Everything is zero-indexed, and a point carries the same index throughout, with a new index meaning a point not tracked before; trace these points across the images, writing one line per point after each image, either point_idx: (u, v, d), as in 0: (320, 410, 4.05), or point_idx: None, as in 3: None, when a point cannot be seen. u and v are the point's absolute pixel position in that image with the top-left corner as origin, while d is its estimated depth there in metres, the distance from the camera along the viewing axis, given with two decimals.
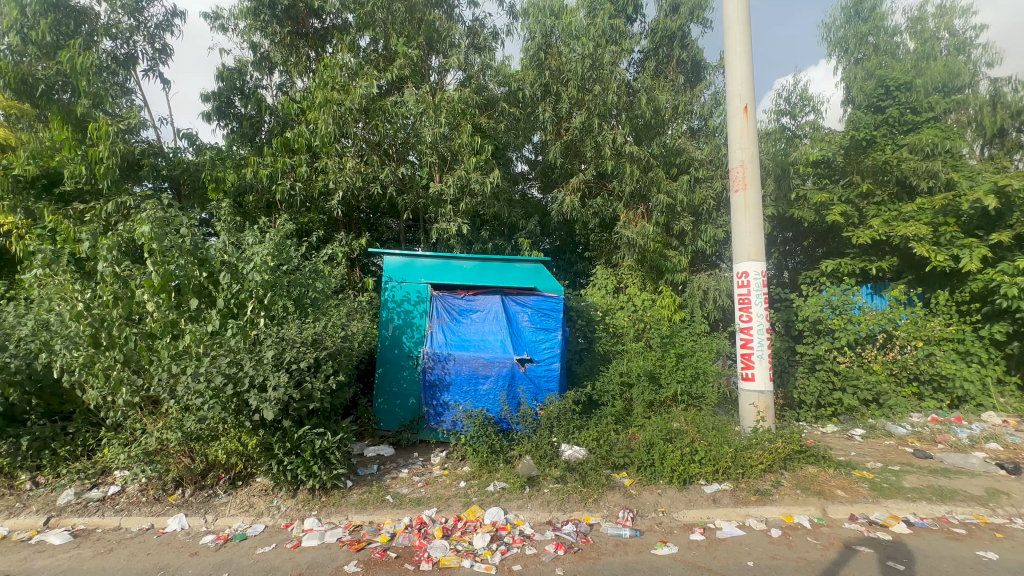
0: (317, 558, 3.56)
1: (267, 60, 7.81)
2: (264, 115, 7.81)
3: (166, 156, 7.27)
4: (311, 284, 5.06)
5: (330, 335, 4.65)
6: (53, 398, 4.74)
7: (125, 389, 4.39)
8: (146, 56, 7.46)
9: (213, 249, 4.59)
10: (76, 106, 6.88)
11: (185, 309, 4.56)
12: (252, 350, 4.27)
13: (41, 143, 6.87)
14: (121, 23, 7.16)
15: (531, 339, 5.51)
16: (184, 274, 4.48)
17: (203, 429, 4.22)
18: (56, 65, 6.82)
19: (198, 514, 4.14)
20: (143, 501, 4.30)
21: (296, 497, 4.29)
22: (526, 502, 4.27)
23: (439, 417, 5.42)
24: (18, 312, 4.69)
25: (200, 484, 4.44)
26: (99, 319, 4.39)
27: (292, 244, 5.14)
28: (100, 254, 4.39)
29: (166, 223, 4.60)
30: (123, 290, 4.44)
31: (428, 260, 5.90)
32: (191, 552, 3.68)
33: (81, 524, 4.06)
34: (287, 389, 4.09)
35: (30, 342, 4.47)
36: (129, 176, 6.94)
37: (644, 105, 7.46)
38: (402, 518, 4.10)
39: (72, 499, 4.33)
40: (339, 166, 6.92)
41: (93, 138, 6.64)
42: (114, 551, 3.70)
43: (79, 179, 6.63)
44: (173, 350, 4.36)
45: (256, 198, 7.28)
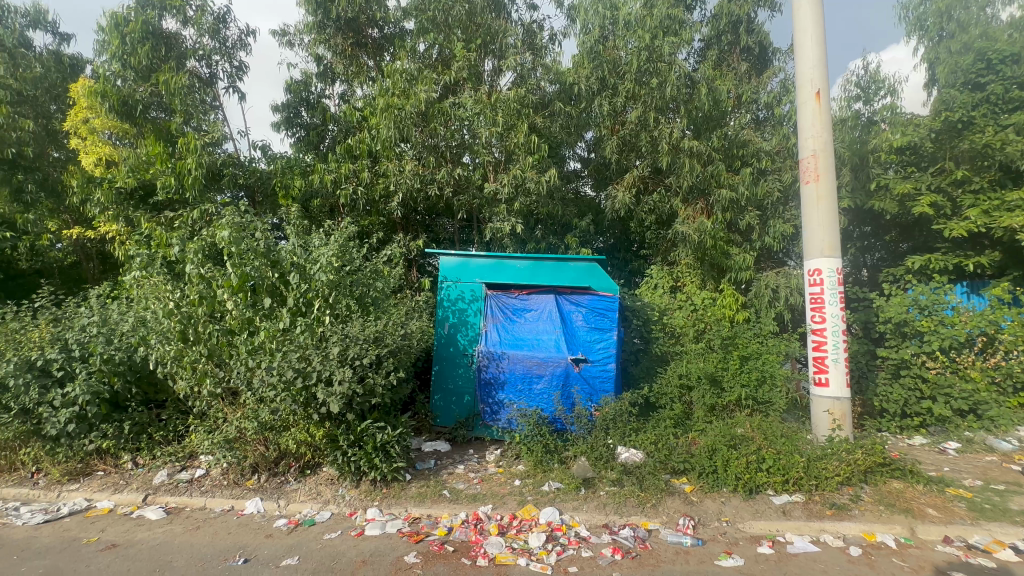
0: (379, 547, 3.70)
1: (330, 70, 8.19)
2: (327, 123, 8.24)
3: (243, 166, 7.85)
4: (372, 283, 5.29)
5: (390, 333, 4.83)
6: (150, 387, 5.26)
7: (209, 381, 4.77)
8: (227, 74, 8.09)
9: (284, 251, 4.90)
10: (169, 123, 7.60)
11: (260, 307, 4.87)
12: (319, 346, 4.51)
13: (139, 157, 7.65)
14: (205, 45, 7.80)
15: (585, 338, 5.44)
16: (259, 275, 4.80)
17: (276, 419, 4.50)
18: (152, 87, 7.56)
19: (272, 499, 4.44)
20: (225, 485, 4.67)
21: (359, 488, 4.48)
22: (581, 504, 4.22)
23: (494, 415, 5.49)
24: (121, 310, 5.24)
25: (274, 471, 4.76)
26: (187, 317, 4.81)
27: (355, 246, 5.39)
28: (188, 257, 4.81)
29: (243, 228, 4.97)
30: (207, 290, 4.82)
31: (482, 260, 5.97)
32: (266, 534, 3.94)
33: (173, 503, 4.47)
34: (351, 383, 4.29)
35: (131, 337, 5.00)
36: (212, 185, 7.56)
37: (704, 97, 7.16)
38: (458, 513, 4.18)
39: (166, 479, 4.78)
40: (399, 169, 7.17)
41: (182, 152, 7.30)
42: (201, 528, 4.04)
43: (170, 189, 7.32)
44: (250, 346, 4.68)
45: (321, 203, 7.69)
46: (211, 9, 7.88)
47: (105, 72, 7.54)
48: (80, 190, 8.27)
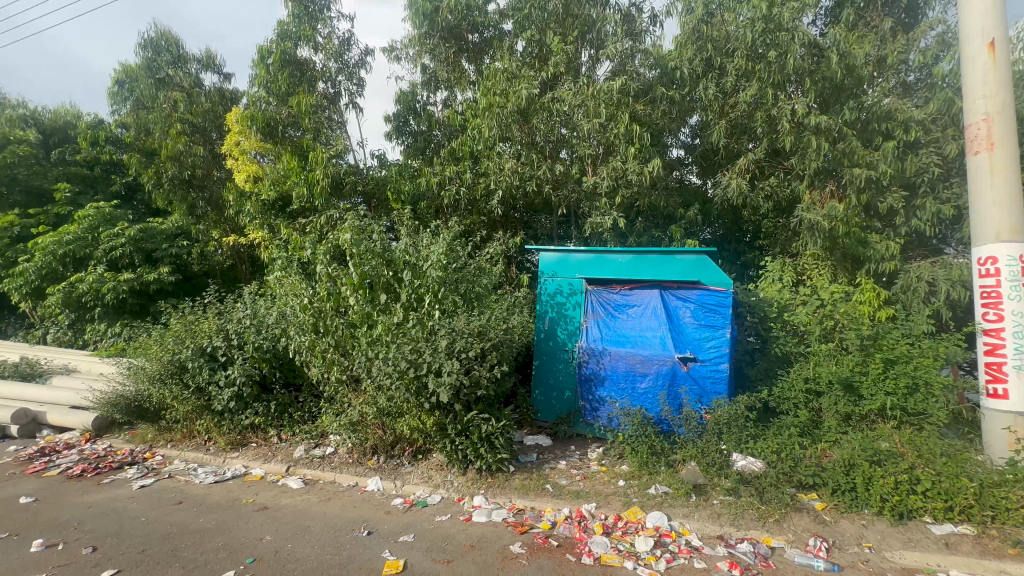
0: (486, 533, 3.84)
1: (434, 79, 8.67)
2: (433, 129, 8.74)
3: (362, 174, 8.64)
4: (476, 280, 5.52)
5: (494, 327, 5.01)
6: (290, 372, 6.01)
7: (336, 368, 5.31)
8: (348, 92, 8.94)
9: (397, 251, 5.32)
10: (302, 140, 8.61)
11: (376, 303, 5.29)
12: (429, 339, 4.80)
13: (279, 172, 8.78)
14: (331, 67, 8.67)
15: (694, 336, 5.13)
16: (376, 273, 5.25)
17: (392, 406, 4.87)
18: (289, 110, 8.62)
19: (390, 479, 4.83)
20: (351, 462, 5.19)
21: (466, 476, 4.68)
22: (692, 511, 3.98)
23: (596, 413, 5.41)
24: (267, 305, 6.05)
25: (391, 453, 5.17)
26: (318, 311, 5.38)
27: (460, 244, 5.65)
28: (318, 258, 5.40)
29: (362, 231, 5.46)
30: (333, 287, 5.36)
31: (582, 254, 5.83)
32: (385, 511, 4.30)
33: (309, 475, 5.07)
34: (458, 375, 4.50)
35: (275, 328, 5.75)
36: (337, 193, 8.43)
37: (834, 65, 6.32)
38: (562, 508, 4.18)
39: (303, 454, 5.43)
40: (498, 167, 7.35)
41: (312, 164, 8.21)
42: (332, 499, 4.54)
43: (304, 199, 8.31)
44: (369, 337, 5.11)
45: (426, 205, 8.16)
46: (336, 35, 8.75)
47: (255, 100, 8.78)
48: (236, 203, 9.74)
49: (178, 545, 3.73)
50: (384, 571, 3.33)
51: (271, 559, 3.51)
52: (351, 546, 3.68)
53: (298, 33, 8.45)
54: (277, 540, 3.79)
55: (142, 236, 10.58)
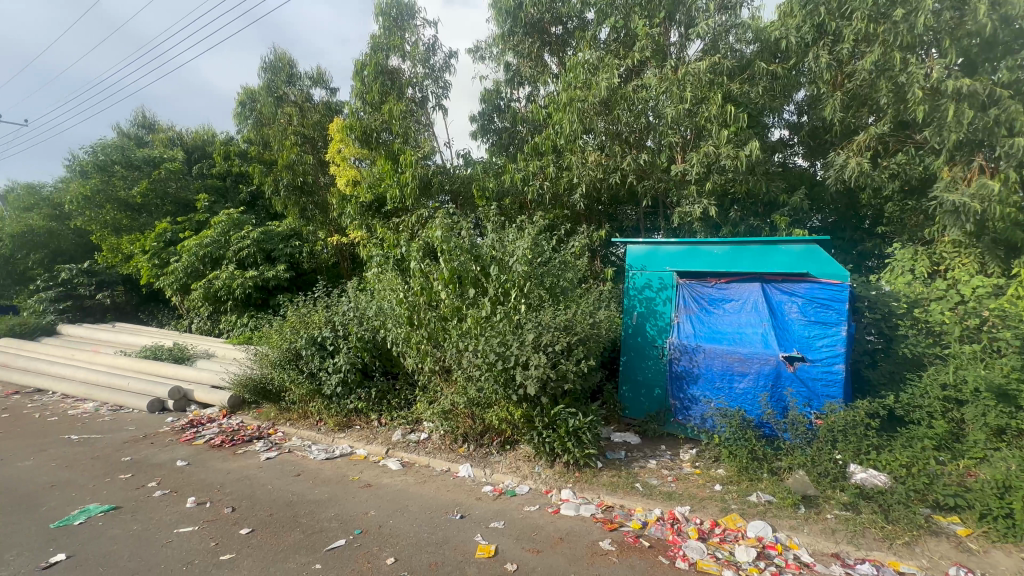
0: (575, 528, 3.84)
1: (517, 75, 8.74)
2: (517, 125, 8.83)
3: (448, 174, 8.99)
4: (561, 274, 5.52)
5: (580, 321, 4.98)
6: (388, 361, 6.45)
7: (430, 359, 5.59)
8: (435, 95, 9.30)
9: (485, 246, 5.47)
10: (394, 144, 9.14)
11: (466, 297, 5.48)
12: (515, 333, 4.89)
13: (374, 176, 9.42)
14: (419, 73, 9.08)
15: (802, 334, 4.69)
16: (465, 268, 5.43)
17: (481, 397, 5.02)
18: (382, 117, 9.19)
19: (479, 466, 5.01)
20: (443, 448, 5.45)
21: (554, 468, 4.72)
22: (801, 524, 3.65)
23: (688, 412, 5.17)
24: (367, 299, 6.53)
25: (480, 442, 5.35)
26: (412, 304, 5.69)
27: (545, 239, 5.67)
28: (412, 255, 5.72)
29: (451, 228, 5.68)
30: (426, 282, 5.63)
31: (673, 246, 5.56)
32: (476, 497, 4.47)
33: (406, 458, 5.41)
34: (545, 368, 4.54)
35: (375, 320, 6.19)
36: (426, 193, 8.85)
37: (982, 15, 5.36)
38: (653, 509, 4.05)
39: (401, 438, 5.81)
40: (582, 161, 7.24)
41: (404, 166, 8.69)
42: (427, 482, 4.82)
43: (396, 199, 8.84)
44: (460, 330, 5.31)
45: (510, 201, 8.29)
46: (423, 41, 9.15)
47: (353, 110, 9.48)
48: (339, 206, 10.63)
49: (298, 512, 4.19)
50: (477, 554, 3.47)
51: (375, 532, 3.81)
52: (446, 527, 3.88)
53: (389, 43, 8.95)
54: (380, 515, 4.10)
55: (264, 238, 12.09)
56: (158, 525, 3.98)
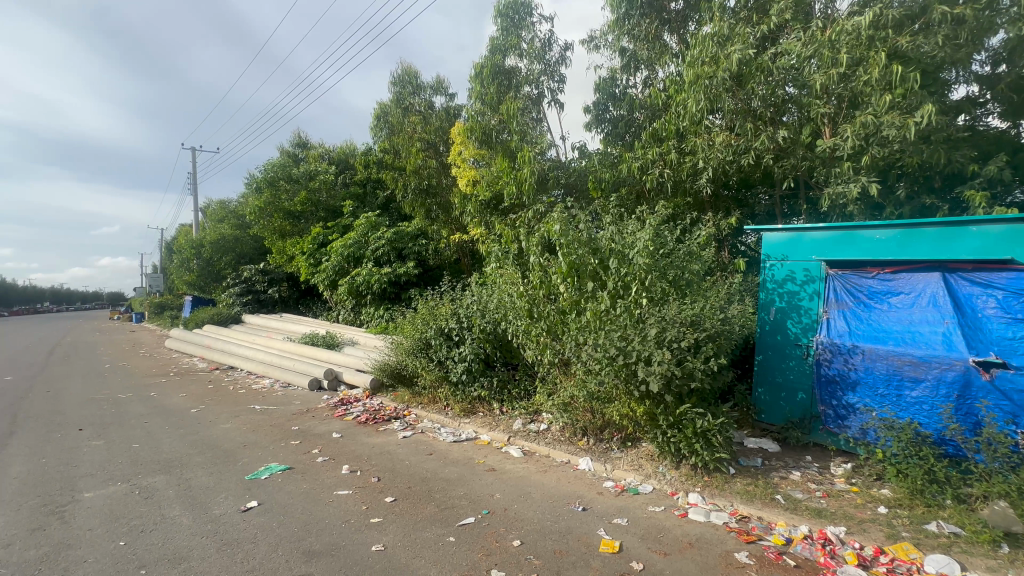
0: (706, 535, 3.61)
1: (634, 59, 8.39)
2: (634, 112, 8.51)
3: (564, 168, 9.02)
4: (687, 266, 5.20)
5: (708, 317, 4.65)
6: (508, 352, 6.71)
7: (549, 351, 5.68)
8: (550, 90, 9.36)
9: (603, 239, 5.36)
10: (511, 143, 9.40)
11: (584, 290, 5.43)
12: (637, 327, 4.72)
13: (493, 174, 9.83)
14: (535, 70, 9.18)
15: (1003, 335, 3.78)
16: (584, 262, 5.38)
17: (602, 391, 4.96)
18: (499, 117, 9.50)
19: (600, 461, 4.97)
20: (563, 440, 5.51)
21: (679, 470, 4.50)
22: (1002, 566, 3.00)
23: (841, 422, 4.54)
24: (489, 293, 6.85)
25: (600, 436, 5.32)
26: (532, 297, 5.82)
27: (668, 230, 5.40)
28: (532, 250, 5.87)
29: (569, 221, 5.67)
30: (545, 277, 5.73)
31: (822, 232, 4.90)
32: (598, 491, 4.45)
33: (526, 446, 5.57)
34: (670, 365, 4.30)
35: (496, 313, 6.48)
36: (542, 188, 8.99)
37: None
38: (799, 525, 3.63)
39: (521, 427, 6.00)
40: (708, 143, 6.73)
41: (520, 163, 8.90)
42: (548, 472, 4.92)
43: (513, 196, 9.11)
44: (579, 323, 5.30)
45: (627, 191, 8.01)
46: (538, 38, 9.24)
47: (472, 113, 9.95)
48: (460, 205, 11.30)
49: (433, 488, 4.58)
50: (600, 548, 3.45)
51: (502, 514, 4.00)
52: (569, 518, 3.92)
53: (506, 45, 9.21)
54: (505, 499, 4.30)
55: (396, 238, 13.37)
56: (322, 486, 4.64)
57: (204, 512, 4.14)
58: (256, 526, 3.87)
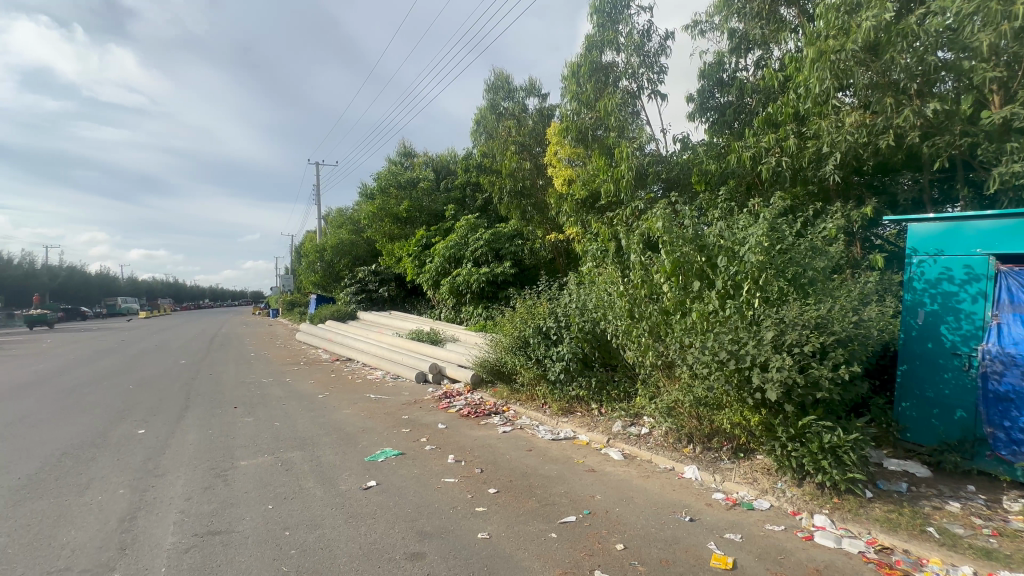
0: (838, 563, 3.23)
1: (744, 40, 7.76)
2: (745, 97, 7.87)
3: (664, 162, 8.61)
4: (810, 262, 4.66)
5: (837, 319, 4.14)
6: (607, 353, 6.61)
7: (651, 353, 5.49)
8: (650, 82, 9.00)
9: (711, 235, 5.02)
10: (607, 139, 9.19)
11: (690, 290, 5.14)
12: (751, 329, 4.37)
13: (589, 173, 9.73)
14: (633, 62, 8.89)
15: None
16: (688, 261, 5.08)
17: (710, 397, 4.66)
18: (595, 114, 9.33)
19: (708, 470, 4.68)
20: (666, 446, 5.29)
21: (802, 488, 4.09)
22: None
23: (1017, 448, 3.86)
24: (586, 292, 6.79)
25: (707, 445, 5.02)
26: (633, 297, 5.66)
27: (786, 223, 4.90)
28: (631, 248, 5.69)
29: (672, 218, 5.41)
30: (646, 275, 5.51)
31: (988, 221, 4.14)
32: (707, 502, 4.20)
33: (627, 449, 5.44)
34: (790, 371, 3.92)
35: (595, 312, 6.44)
36: (640, 183, 8.64)
37: None
38: (959, 565, 3.10)
39: (621, 430, 5.87)
40: (836, 125, 5.99)
41: (618, 160, 8.68)
42: (651, 477, 4.75)
43: (611, 194, 8.92)
44: (684, 325, 5.04)
45: (737, 183, 7.42)
46: (637, 29, 8.93)
47: (568, 112, 9.91)
48: (556, 205, 11.33)
49: (533, 483, 4.67)
50: (711, 562, 3.26)
51: (603, 516, 3.95)
52: (676, 527, 3.75)
53: (603, 40, 9.01)
54: (606, 501, 4.24)
55: (493, 239, 13.90)
56: (431, 473, 4.97)
57: (333, 487, 4.66)
58: (376, 503, 4.26)
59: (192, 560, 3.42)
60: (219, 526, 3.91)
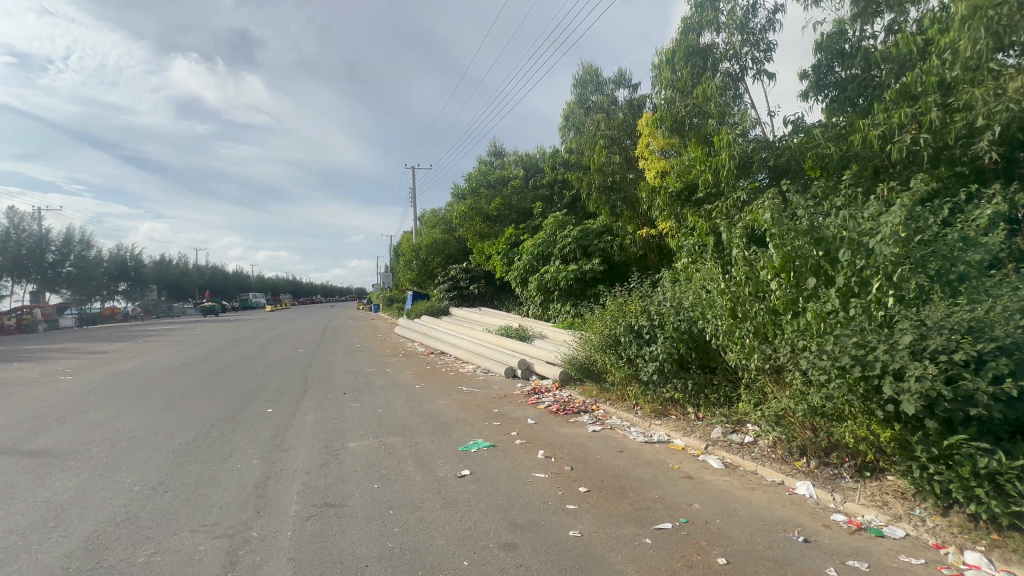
0: None
1: (872, 4, 6.85)
2: (873, 69, 6.92)
3: (772, 148, 7.85)
4: (960, 255, 3.97)
5: (999, 322, 3.47)
6: (705, 354, 6.25)
7: (757, 356, 5.08)
8: (755, 62, 8.28)
9: (830, 226, 4.49)
10: (705, 126, 8.61)
11: (804, 288, 4.64)
12: (881, 331, 3.84)
13: (685, 164, 9.22)
14: (735, 42, 8.25)
15: None
16: (803, 255, 4.58)
17: (829, 407, 4.18)
18: (692, 101, 8.78)
19: (825, 488, 4.21)
20: (773, 457, 4.86)
21: (948, 518, 3.54)
22: None
23: None
24: (682, 290, 6.49)
25: (824, 460, 4.52)
26: (735, 295, 5.23)
27: (927, 211, 4.24)
28: (734, 242, 5.26)
29: (783, 209, 4.93)
30: (751, 271, 5.06)
31: None
32: (824, 522, 3.78)
33: (727, 458, 5.08)
34: (935, 382, 3.38)
35: (692, 311, 6.12)
36: (744, 172, 7.93)
37: None
38: None
39: (721, 437, 5.50)
40: (996, 92, 5.06)
41: (718, 148, 8.04)
42: (756, 490, 4.38)
43: (709, 185, 8.36)
44: (797, 327, 4.59)
45: (862, 167, 6.56)
46: (740, 6, 8.26)
47: (661, 101, 9.45)
48: (647, 200, 10.92)
49: (625, 485, 4.55)
50: None
51: (702, 526, 3.74)
52: (787, 546, 3.43)
53: (701, 21, 8.46)
54: (705, 510, 4.00)
55: (582, 235, 13.89)
56: (521, 467, 5.06)
57: (430, 473, 4.93)
58: (470, 491, 4.44)
59: (312, 528, 3.82)
60: (333, 499, 4.33)
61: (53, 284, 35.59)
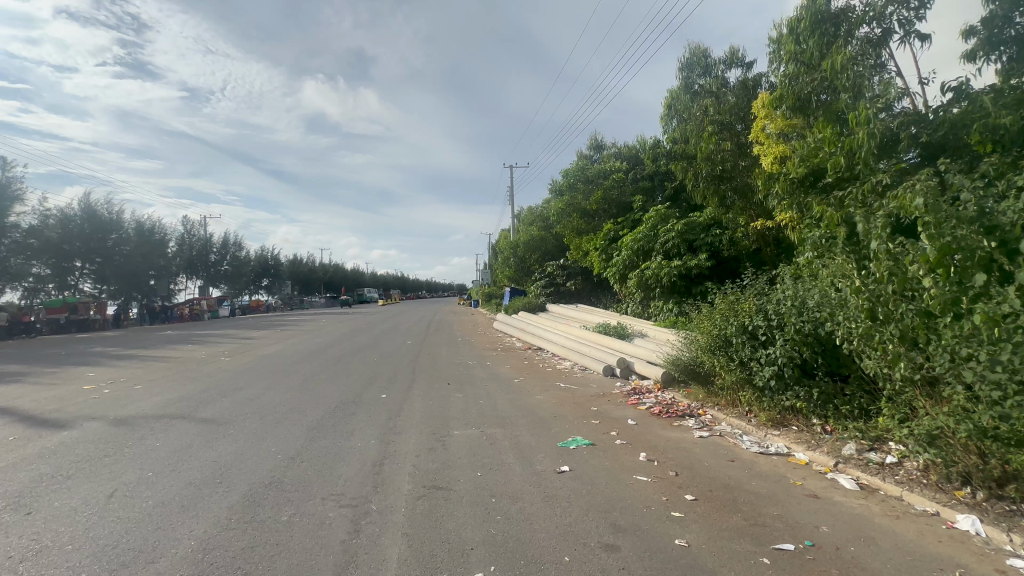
0: None
1: None
2: None
3: (926, 121, 6.63)
4: None
5: None
6: (834, 360, 5.61)
7: (904, 364, 4.37)
8: (903, 22, 7.11)
9: (1007, 213, 3.83)
10: (836, 102, 7.59)
11: (970, 286, 3.86)
12: None
13: (810, 146, 8.21)
14: (878, 2, 7.15)
15: None
16: (969, 247, 3.78)
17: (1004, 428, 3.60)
18: (819, 76, 7.85)
19: (999, 526, 3.50)
20: (925, 484, 4.17)
21: None
22: None
23: None
24: (806, 287, 5.85)
25: (997, 492, 3.74)
26: (876, 294, 4.49)
27: None
28: (874, 233, 4.50)
29: (940, 193, 4.19)
30: (896, 266, 4.30)
31: None
32: (996, 566, 3.15)
33: (864, 479, 4.46)
34: None
35: (818, 311, 5.48)
36: (888, 151, 6.79)
37: None
38: None
39: (855, 454, 4.86)
40: None
41: (853, 127, 7.01)
42: (902, 519, 3.79)
43: (841, 169, 7.38)
44: (960, 332, 3.88)
45: None
46: None
47: (782, 77, 8.56)
48: (763, 188, 9.97)
49: (738, 498, 4.22)
50: None
51: (832, 553, 3.33)
52: None
53: None
54: (835, 535, 3.56)
55: (686, 229, 13.15)
56: (622, 468, 4.93)
57: (530, 466, 5.02)
58: (570, 488, 4.44)
59: (423, 507, 4.11)
60: (440, 483, 4.60)
61: (214, 280, 42.41)
